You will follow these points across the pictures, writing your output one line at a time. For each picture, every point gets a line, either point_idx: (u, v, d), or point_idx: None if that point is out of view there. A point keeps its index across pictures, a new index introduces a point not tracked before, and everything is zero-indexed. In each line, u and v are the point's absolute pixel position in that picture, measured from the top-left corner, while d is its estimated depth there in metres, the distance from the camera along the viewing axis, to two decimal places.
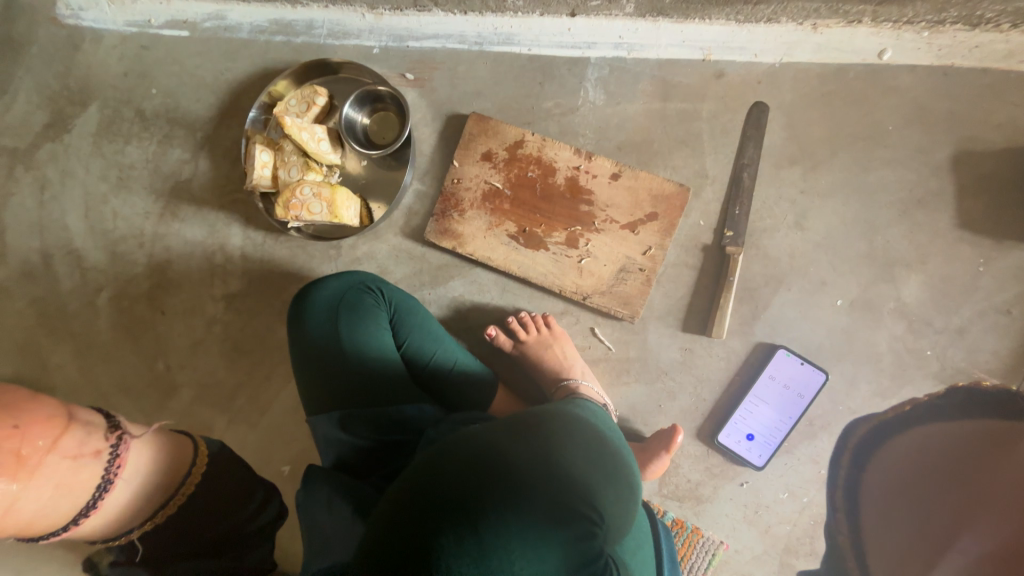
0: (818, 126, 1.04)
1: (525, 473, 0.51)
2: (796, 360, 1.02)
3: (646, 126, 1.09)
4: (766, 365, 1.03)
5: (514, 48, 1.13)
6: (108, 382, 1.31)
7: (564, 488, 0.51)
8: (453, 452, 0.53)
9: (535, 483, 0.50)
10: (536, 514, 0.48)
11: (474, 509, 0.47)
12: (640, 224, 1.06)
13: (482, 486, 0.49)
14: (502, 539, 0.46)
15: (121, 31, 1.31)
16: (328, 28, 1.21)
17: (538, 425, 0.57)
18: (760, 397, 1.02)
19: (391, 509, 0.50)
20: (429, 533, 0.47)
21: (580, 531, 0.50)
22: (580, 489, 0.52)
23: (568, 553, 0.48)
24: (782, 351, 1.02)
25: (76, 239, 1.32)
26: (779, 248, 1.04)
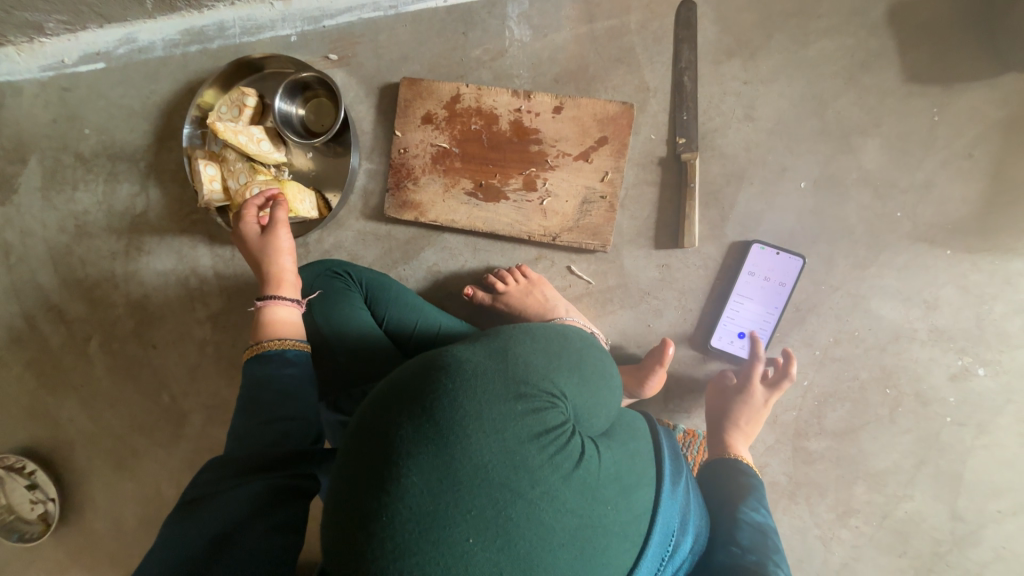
0: (750, 11, 1.01)
1: (474, 362, 0.53)
2: (772, 251, 1.02)
3: (579, 51, 1.06)
4: (742, 265, 1.03)
5: (430, 3, 1.10)
6: (122, 424, 1.34)
7: (515, 369, 0.53)
8: (406, 364, 0.55)
9: (485, 368, 0.52)
10: (488, 391, 0.50)
11: (425, 399, 0.49)
12: (592, 152, 1.05)
13: (436, 378, 0.50)
14: (457, 418, 0.48)
15: (38, 77, 1.28)
16: (241, 25, 1.18)
17: (492, 335, 0.60)
18: (743, 295, 1.03)
19: (357, 424, 0.51)
20: (388, 428, 0.48)
21: (535, 403, 0.52)
22: (531, 370, 0.54)
23: (525, 423, 0.50)
24: (756, 245, 1.02)
25: (52, 295, 1.32)
26: (734, 143, 1.03)
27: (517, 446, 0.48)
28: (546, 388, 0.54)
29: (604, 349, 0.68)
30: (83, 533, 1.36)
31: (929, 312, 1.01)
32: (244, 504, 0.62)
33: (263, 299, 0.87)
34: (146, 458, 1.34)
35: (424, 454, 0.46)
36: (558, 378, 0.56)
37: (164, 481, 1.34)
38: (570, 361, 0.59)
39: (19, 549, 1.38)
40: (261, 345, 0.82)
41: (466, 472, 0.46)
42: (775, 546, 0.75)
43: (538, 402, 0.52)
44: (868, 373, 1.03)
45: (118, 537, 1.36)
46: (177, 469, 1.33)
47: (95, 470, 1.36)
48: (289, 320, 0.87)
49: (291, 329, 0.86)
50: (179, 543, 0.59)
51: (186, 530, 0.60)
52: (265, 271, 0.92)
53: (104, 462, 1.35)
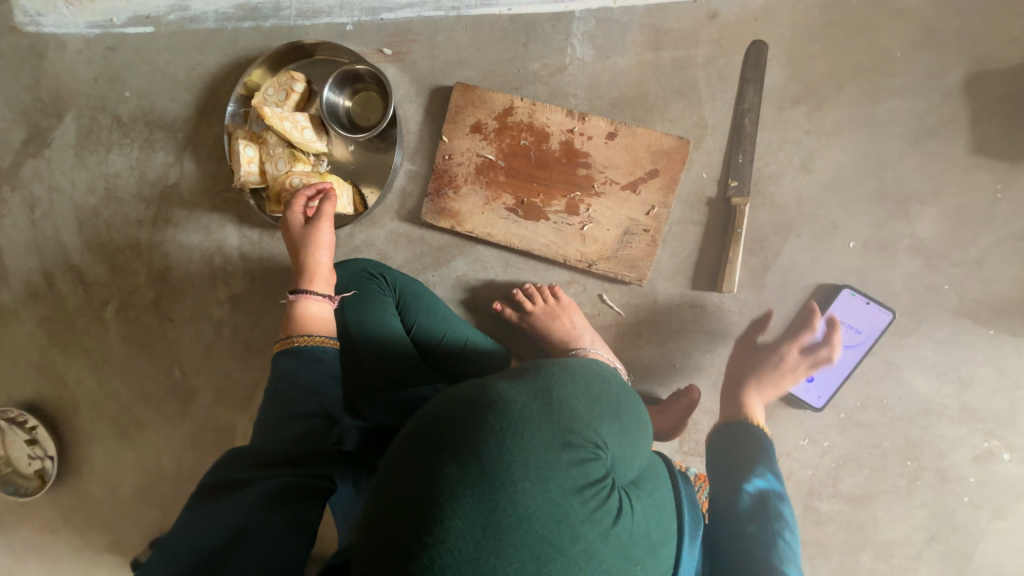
0: (823, 60, 0.98)
1: (522, 404, 0.50)
2: (861, 300, 0.99)
3: (641, 79, 1.03)
4: (828, 309, 1.00)
5: (494, 9, 1.08)
6: (129, 392, 1.33)
7: (562, 416, 0.51)
8: (449, 394, 0.53)
9: (532, 411, 0.50)
10: (536, 439, 0.48)
11: (472, 440, 0.47)
12: (641, 183, 1.02)
13: (483, 420, 0.48)
14: (505, 468, 0.46)
15: (84, 33, 1.25)
16: (297, 7, 1.16)
17: (534, 369, 0.57)
18: (824, 336, 1.00)
19: (394, 456, 0.50)
20: (432, 467, 0.46)
21: (581, 454, 0.50)
22: (577, 415, 0.53)
23: (571, 475, 0.48)
24: (846, 290, 0.99)
25: (74, 254, 1.31)
26: (787, 193, 1.01)
27: (563, 499, 0.47)
28: (592, 437, 0.53)
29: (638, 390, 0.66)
30: (78, 495, 1.36)
31: (963, 389, 0.99)
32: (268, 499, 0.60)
33: (297, 292, 0.85)
34: (150, 429, 1.33)
35: (469, 499, 0.45)
36: (601, 426, 0.54)
37: (165, 454, 1.33)
38: (612, 407, 0.57)
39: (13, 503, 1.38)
40: (291, 338, 0.80)
41: (510, 521, 0.45)
42: (778, 516, 0.76)
43: (584, 453, 0.51)
44: (891, 443, 1.02)
45: (113, 504, 1.35)
46: (180, 443, 1.32)
47: (98, 434, 1.35)
48: (321, 316, 0.85)
49: (322, 326, 0.84)
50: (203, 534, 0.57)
51: (210, 519, 0.58)
52: (303, 261, 0.90)
53: (107, 427, 1.35)
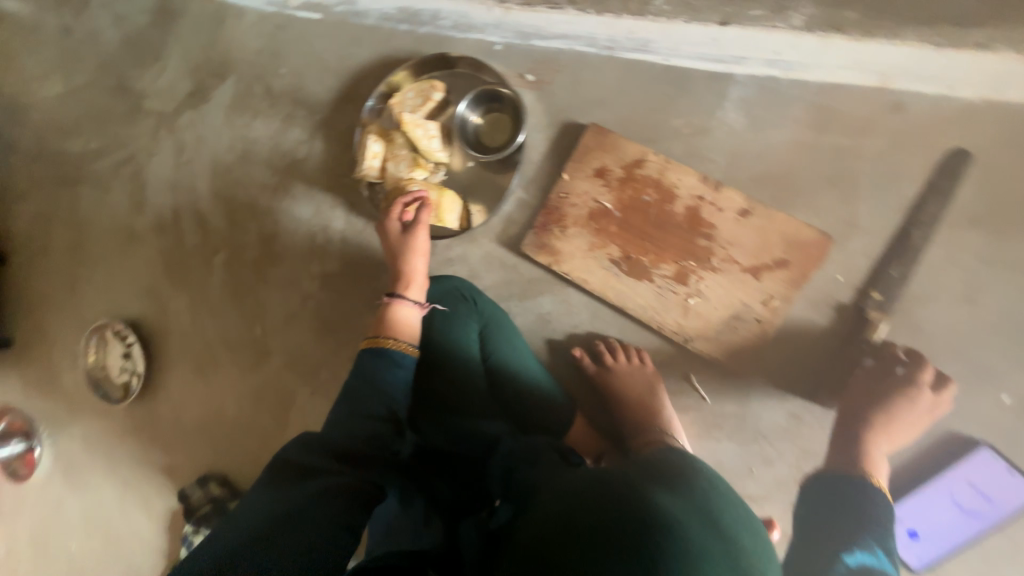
0: (1015, 184, 0.87)
1: (686, 526, 0.48)
2: (1003, 467, 0.85)
3: (792, 159, 0.95)
4: (956, 465, 0.87)
5: (649, 56, 1.04)
6: (214, 336, 1.44)
7: (730, 546, 0.48)
8: (602, 496, 0.52)
9: (701, 539, 0.48)
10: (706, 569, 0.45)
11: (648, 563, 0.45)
12: (764, 270, 0.94)
13: (649, 539, 0.46)
14: None
15: (261, 9, 1.37)
16: (453, 19, 1.17)
17: (685, 483, 0.55)
18: (942, 495, 0.87)
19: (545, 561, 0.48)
20: None
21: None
22: (748, 548, 0.49)
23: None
24: (987, 450, 0.86)
25: (202, 202, 1.43)
26: (934, 321, 0.89)
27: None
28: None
29: None
30: (149, 414, 1.49)
31: None
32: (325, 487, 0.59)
33: (392, 295, 0.88)
34: (223, 373, 1.43)
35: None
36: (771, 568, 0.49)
37: (229, 400, 1.42)
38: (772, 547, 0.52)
39: (94, 404, 1.53)
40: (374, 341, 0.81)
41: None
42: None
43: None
44: None
45: (176, 431, 1.46)
46: (244, 394, 1.40)
47: (179, 365, 1.47)
48: (408, 323, 0.86)
49: (408, 333, 0.85)
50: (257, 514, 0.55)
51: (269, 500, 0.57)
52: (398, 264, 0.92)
53: (189, 361, 1.46)
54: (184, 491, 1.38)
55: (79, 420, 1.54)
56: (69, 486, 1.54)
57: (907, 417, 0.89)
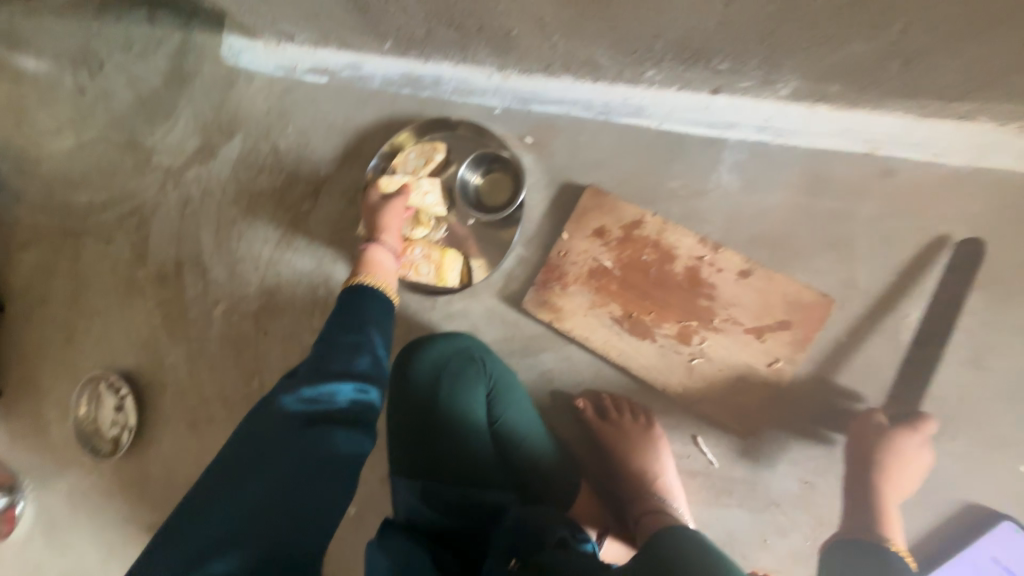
0: (1014, 248, 0.88)
1: None
2: None
3: (788, 221, 0.96)
4: (977, 537, 0.84)
5: (644, 121, 1.07)
6: (210, 389, 1.41)
7: None
8: None
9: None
10: None
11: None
12: (768, 331, 0.93)
13: None
14: None
15: (270, 72, 1.43)
16: (454, 83, 1.23)
17: None
18: (964, 568, 0.84)
19: None
20: None
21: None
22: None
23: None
24: (1009, 524, 0.83)
25: (205, 254, 1.44)
26: (943, 385, 0.88)
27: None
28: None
29: None
30: (139, 470, 1.44)
31: None
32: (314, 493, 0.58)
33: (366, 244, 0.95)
34: (218, 428, 1.39)
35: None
36: None
37: None
38: None
39: (83, 460, 1.48)
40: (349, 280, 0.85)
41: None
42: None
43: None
44: None
45: (166, 489, 1.41)
46: None
47: (173, 419, 1.43)
48: (378, 259, 0.92)
49: (374, 267, 0.90)
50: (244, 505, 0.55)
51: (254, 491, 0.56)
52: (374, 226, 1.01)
53: (183, 415, 1.42)
54: None
55: (66, 476, 1.49)
56: (51, 548, 1.47)
57: (913, 465, 0.87)
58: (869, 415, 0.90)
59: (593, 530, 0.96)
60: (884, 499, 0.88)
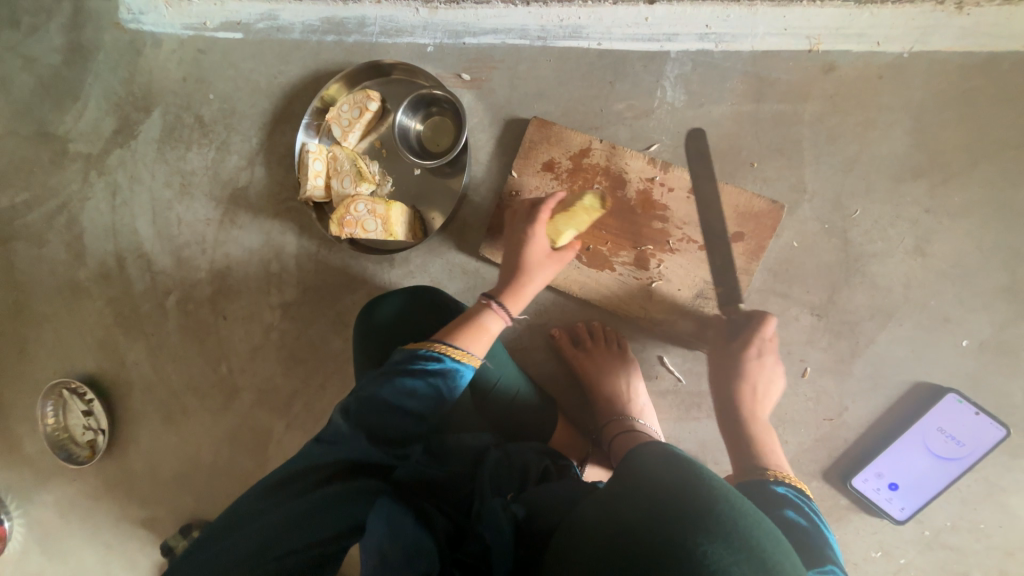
0: (954, 130, 0.88)
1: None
2: (970, 410, 0.86)
3: (735, 131, 0.95)
4: (927, 412, 0.88)
5: (583, 42, 1.02)
6: (177, 381, 1.36)
7: None
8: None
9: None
10: None
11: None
12: (722, 245, 0.93)
13: None
14: None
15: (179, 34, 1.30)
16: (380, 24, 1.15)
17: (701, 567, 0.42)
18: (915, 444, 0.88)
19: None
20: None
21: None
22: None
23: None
24: (953, 396, 0.86)
25: (145, 243, 1.36)
26: (891, 275, 0.90)
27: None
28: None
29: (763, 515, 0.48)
30: (120, 473, 1.39)
31: None
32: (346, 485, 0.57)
33: (494, 298, 0.80)
34: (194, 418, 1.35)
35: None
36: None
37: (204, 446, 1.35)
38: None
39: (59, 471, 1.43)
40: (447, 345, 0.71)
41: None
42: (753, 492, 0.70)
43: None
44: (982, 573, 0.89)
45: (149, 486, 1.38)
46: (219, 437, 1.34)
47: (146, 417, 1.38)
48: (489, 335, 0.77)
49: (481, 346, 0.75)
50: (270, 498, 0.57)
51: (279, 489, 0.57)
52: (518, 271, 0.84)
53: (155, 412, 1.38)
54: (169, 545, 1.31)
55: (45, 489, 1.44)
56: (47, 560, 1.44)
57: (767, 397, 0.89)
58: (824, 314, 0.92)
59: (573, 457, 0.97)
60: (751, 426, 0.86)
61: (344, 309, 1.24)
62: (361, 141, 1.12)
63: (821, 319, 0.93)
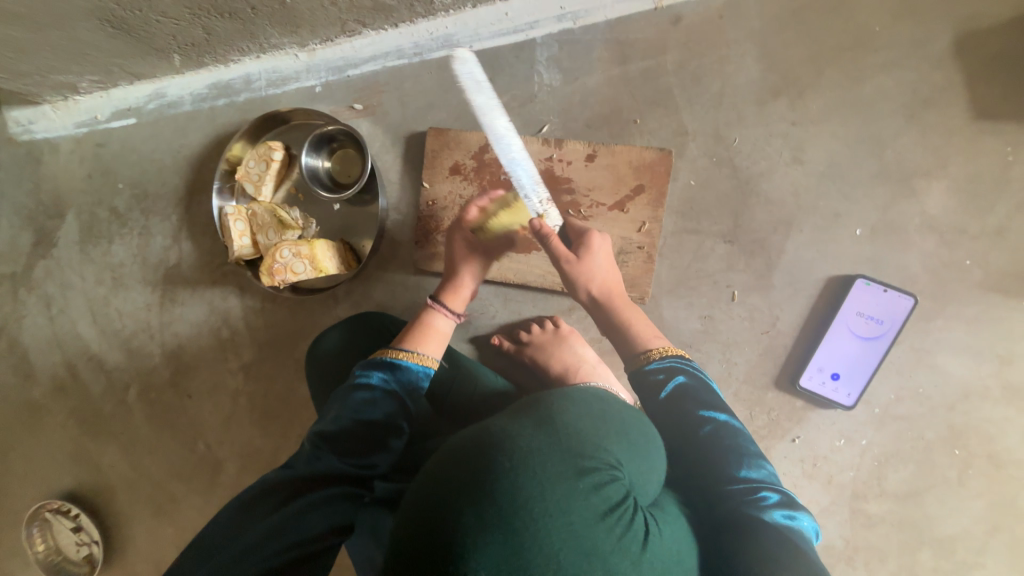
0: (799, 47, 0.97)
1: (528, 437, 0.50)
2: (878, 288, 0.94)
3: (612, 95, 1.01)
4: (845, 301, 0.95)
5: (456, 49, 1.08)
6: (158, 472, 1.34)
7: (573, 443, 0.50)
8: (459, 437, 0.54)
9: (539, 444, 0.49)
10: (548, 466, 0.48)
11: (502, 446, 0.49)
12: (628, 201, 0.99)
13: (485, 455, 0.48)
14: (520, 494, 0.46)
15: (73, 134, 1.31)
16: (266, 78, 1.18)
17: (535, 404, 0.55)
18: (841, 333, 0.96)
19: (415, 504, 0.49)
20: (451, 509, 0.46)
21: (598, 478, 0.49)
22: (610, 439, 0.53)
23: (592, 502, 0.47)
24: (862, 280, 0.95)
25: (92, 345, 1.34)
26: (781, 189, 0.98)
27: (589, 532, 0.46)
28: (605, 458, 0.51)
29: (624, 404, 0.60)
30: None
31: (1000, 366, 0.96)
32: (305, 497, 0.61)
33: (436, 301, 0.89)
34: (184, 503, 1.33)
35: (493, 544, 0.44)
36: (613, 445, 0.53)
37: (202, 528, 1.33)
38: (619, 428, 0.55)
39: None
40: (400, 349, 0.80)
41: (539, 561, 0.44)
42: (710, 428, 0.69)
43: (600, 476, 0.49)
44: (934, 432, 0.97)
45: None
46: (215, 514, 1.32)
47: (135, 515, 1.35)
48: (439, 333, 0.86)
49: (434, 345, 0.84)
50: (223, 539, 0.58)
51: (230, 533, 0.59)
52: (455, 274, 0.92)
53: (144, 508, 1.35)
54: None
55: None
56: None
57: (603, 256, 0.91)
58: (735, 239, 0.99)
59: None
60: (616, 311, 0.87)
61: (303, 355, 1.25)
62: (277, 191, 1.15)
63: (734, 244, 0.99)
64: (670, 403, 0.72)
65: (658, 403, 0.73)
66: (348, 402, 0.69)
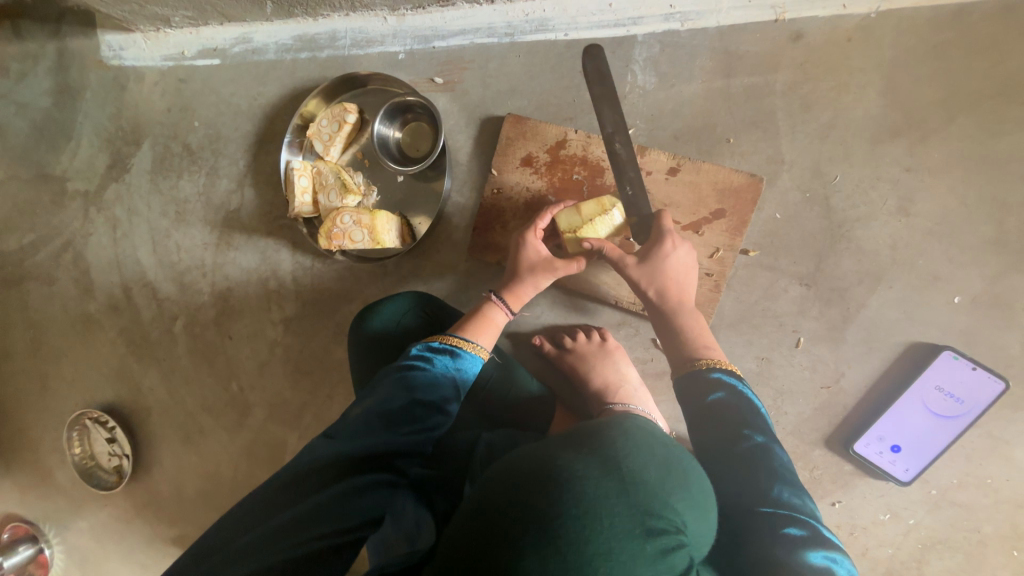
0: (928, 87, 0.88)
1: (594, 483, 0.47)
2: (966, 365, 0.86)
3: (708, 109, 0.94)
4: (924, 371, 0.88)
5: (550, 34, 1.03)
6: (191, 403, 1.40)
7: (642, 499, 0.48)
8: (514, 463, 0.51)
9: (607, 492, 0.47)
10: (614, 521, 0.46)
11: (566, 488, 0.47)
12: (704, 224, 0.92)
13: (550, 497, 0.46)
14: (587, 547, 0.45)
15: (159, 65, 1.33)
16: (351, 37, 1.16)
17: (599, 438, 0.53)
18: (913, 404, 0.88)
19: (467, 531, 0.48)
20: (509, 550, 0.44)
21: (668, 544, 0.47)
22: (677, 497, 0.50)
23: (658, 570, 0.46)
24: (948, 353, 0.86)
25: (148, 272, 1.39)
26: (877, 238, 0.90)
27: None
28: (674, 520, 0.49)
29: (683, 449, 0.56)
30: (146, 496, 1.43)
31: None
32: (346, 480, 0.59)
33: (496, 296, 0.89)
34: (211, 438, 1.39)
35: None
36: (680, 505, 0.50)
37: (222, 464, 1.38)
38: (684, 482, 0.52)
39: (90, 499, 1.47)
40: (459, 337, 0.81)
41: None
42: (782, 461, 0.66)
43: (666, 540, 0.47)
44: (993, 528, 0.89)
45: (175, 506, 1.42)
46: (236, 454, 1.37)
47: (165, 440, 1.42)
48: (494, 326, 0.87)
49: (488, 337, 0.85)
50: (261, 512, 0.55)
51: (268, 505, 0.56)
52: (516, 272, 0.90)
53: (174, 434, 1.41)
54: None
55: (79, 516, 1.48)
56: None
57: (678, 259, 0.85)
58: (813, 284, 0.92)
59: None
60: (675, 315, 0.85)
61: (343, 319, 1.27)
62: (344, 153, 1.14)
63: (810, 288, 0.92)
64: (707, 413, 0.70)
65: (699, 408, 0.72)
66: (403, 380, 0.70)
